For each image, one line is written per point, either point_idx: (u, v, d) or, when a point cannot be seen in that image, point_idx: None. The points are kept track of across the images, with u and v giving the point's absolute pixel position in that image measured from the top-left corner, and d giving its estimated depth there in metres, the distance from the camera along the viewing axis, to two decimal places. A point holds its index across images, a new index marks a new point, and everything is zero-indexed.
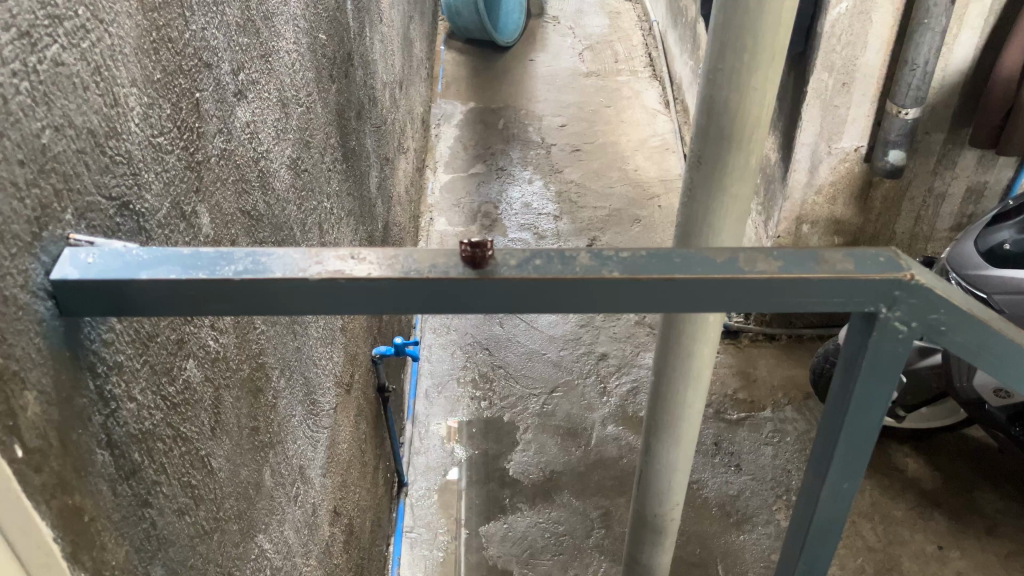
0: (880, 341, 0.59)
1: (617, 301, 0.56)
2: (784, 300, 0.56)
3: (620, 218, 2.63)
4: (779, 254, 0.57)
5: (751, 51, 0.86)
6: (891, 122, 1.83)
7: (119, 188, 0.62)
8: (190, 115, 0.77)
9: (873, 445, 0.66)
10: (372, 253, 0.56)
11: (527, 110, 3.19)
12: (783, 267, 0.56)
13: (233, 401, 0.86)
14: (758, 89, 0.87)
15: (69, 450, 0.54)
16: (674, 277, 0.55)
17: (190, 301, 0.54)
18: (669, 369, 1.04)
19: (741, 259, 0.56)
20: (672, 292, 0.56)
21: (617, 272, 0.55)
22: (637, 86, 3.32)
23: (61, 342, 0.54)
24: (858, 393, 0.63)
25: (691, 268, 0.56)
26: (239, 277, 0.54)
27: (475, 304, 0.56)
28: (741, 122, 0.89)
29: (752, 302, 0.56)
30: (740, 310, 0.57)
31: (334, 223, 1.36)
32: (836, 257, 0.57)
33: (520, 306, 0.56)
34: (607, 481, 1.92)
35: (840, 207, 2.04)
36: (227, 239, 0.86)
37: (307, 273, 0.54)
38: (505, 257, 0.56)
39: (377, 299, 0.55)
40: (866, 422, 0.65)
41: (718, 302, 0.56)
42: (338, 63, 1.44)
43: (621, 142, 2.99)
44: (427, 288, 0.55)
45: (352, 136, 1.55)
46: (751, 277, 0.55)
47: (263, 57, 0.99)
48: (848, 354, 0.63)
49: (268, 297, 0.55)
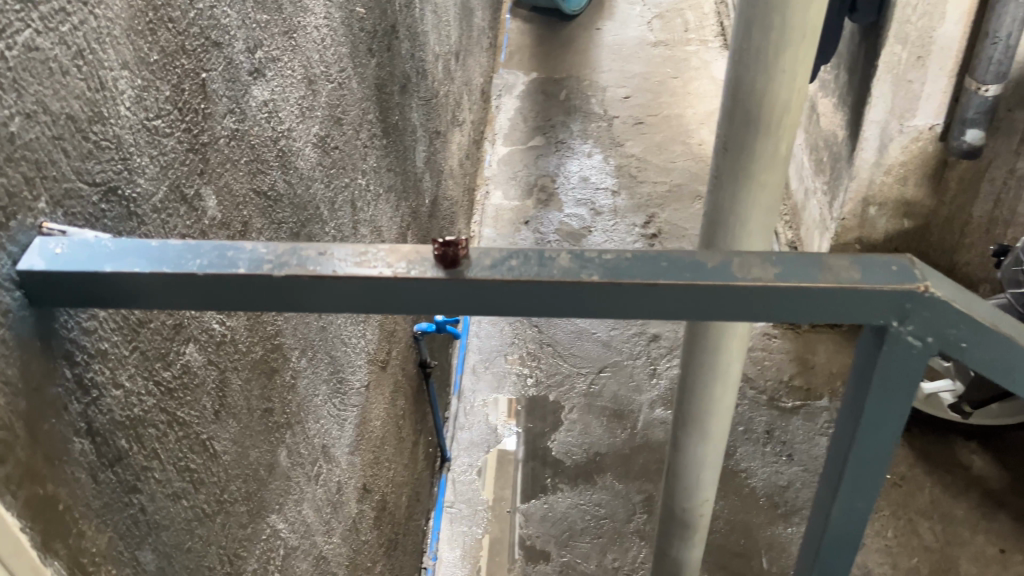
0: (891, 355, 0.54)
1: (597, 305, 0.52)
2: (783, 310, 0.52)
3: (680, 195, 2.56)
4: (778, 258, 0.52)
5: (779, 31, 0.80)
6: (969, 99, 1.71)
7: (103, 173, 0.61)
8: (195, 96, 0.75)
9: (888, 464, 0.61)
10: (342, 249, 0.54)
11: (591, 81, 3.12)
12: (781, 275, 0.51)
13: (241, 383, 0.85)
14: (786, 71, 0.82)
15: (39, 439, 0.54)
16: (657, 284, 0.51)
17: (155, 295, 0.53)
18: (696, 362, 1.00)
19: (734, 264, 0.52)
20: (657, 299, 0.52)
21: (597, 276, 0.51)
22: (706, 56, 3.22)
23: (30, 332, 0.54)
24: (868, 408, 0.58)
25: (678, 274, 0.52)
26: (202, 271, 0.52)
27: (447, 307, 0.53)
28: (768, 106, 0.84)
29: (747, 310, 0.52)
30: (731, 319, 0.53)
31: (370, 200, 1.35)
32: (842, 262, 0.52)
33: (495, 308, 0.53)
34: (652, 465, 1.90)
35: (911, 188, 1.94)
36: (237, 221, 0.85)
37: (272, 269, 0.52)
38: (481, 256, 0.53)
39: (345, 299, 0.53)
40: (880, 438, 0.59)
41: (707, 311, 0.52)
42: (379, 36, 1.42)
43: (687, 114, 2.91)
44: (397, 289, 0.52)
45: (394, 111, 1.53)
46: (742, 286, 0.51)
47: (287, 33, 0.98)
48: (860, 366, 0.58)
49: (234, 292, 0.53)
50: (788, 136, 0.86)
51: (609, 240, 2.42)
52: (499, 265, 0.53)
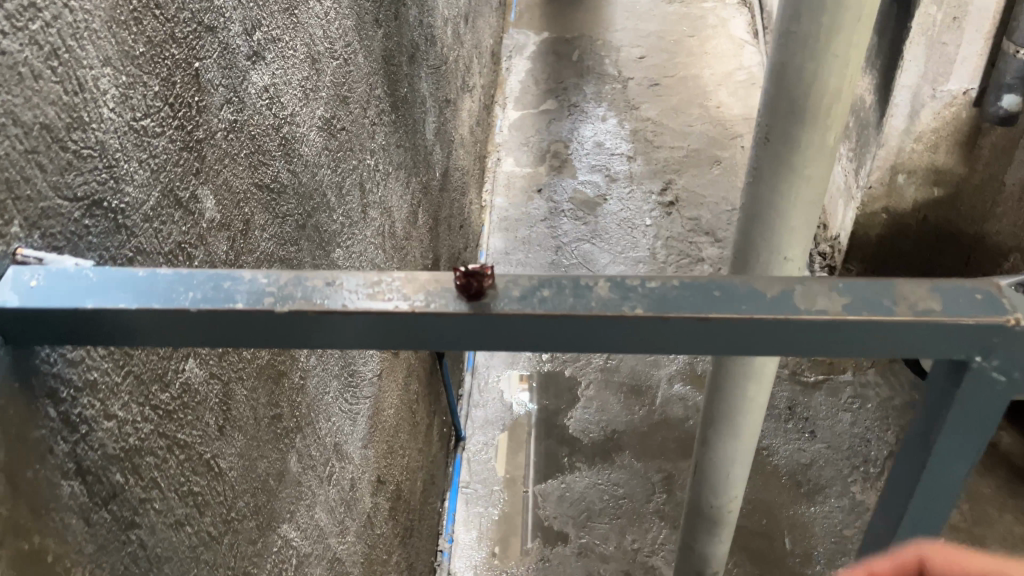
0: (971, 393, 0.48)
1: (639, 341, 0.47)
2: (853, 345, 0.46)
3: (698, 160, 2.48)
4: (847, 287, 0.46)
5: (830, 17, 0.82)
6: (1007, 62, 1.62)
7: (87, 185, 0.55)
8: (188, 89, 0.69)
9: (956, 501, 0.55)
10: (352, 279, 0.48)
11: (604, 40, 3.02)
12: (852, 308, 0.45)
13: (247, 393, 0.80)
14: (836, 59, 0.83)
15: (21, 491, 0.49)
16: (711, 319, 0.45)
17: (143, 334, 0.47)
18: (729, 368, 0.95)
19: (797, 293, 0.46)
20: (710, 334, 0.46)
21: (641, 309, 0.45)
22: (723, 13, 3.11)
23: (8, 374, 0.48)
24: (940, 444, 0.52)
25: (734, 305, 0.45)
26: (196, 308, 0.46)
27: (470, 344, 0.48)
28: (815, 94, 0.86)
29: (812, 346, 0.46)
30: (794, 354, 0.47)
31: (378, 181, 1.29)
32: (921, 292, 0.46)
33: (524, 343, 0.48)
34: (670, 443, 1.87)
35: (941, 155, 1.87)
36: (239, 220, 0.78)
37: (273, 304, 0.46)
38: (506, 285, 0.47)
39: (357, 334, 0.47)
40: (950, 474, 0.54)
41: (768, 345, 0.46)
42: (386, 5, 1.34)
43: (704, 74, 2.82)
44: (416, 325, 0.47)
45: (403, 84, 1.46)
46: (809, 320, 0.45)
47: (288, 10, 0.90)
48: (931, 399, 0.52)
49: (228, 330, 0.47)
50: (832, 124, 0.88)
51: (625, 208, 2.36)
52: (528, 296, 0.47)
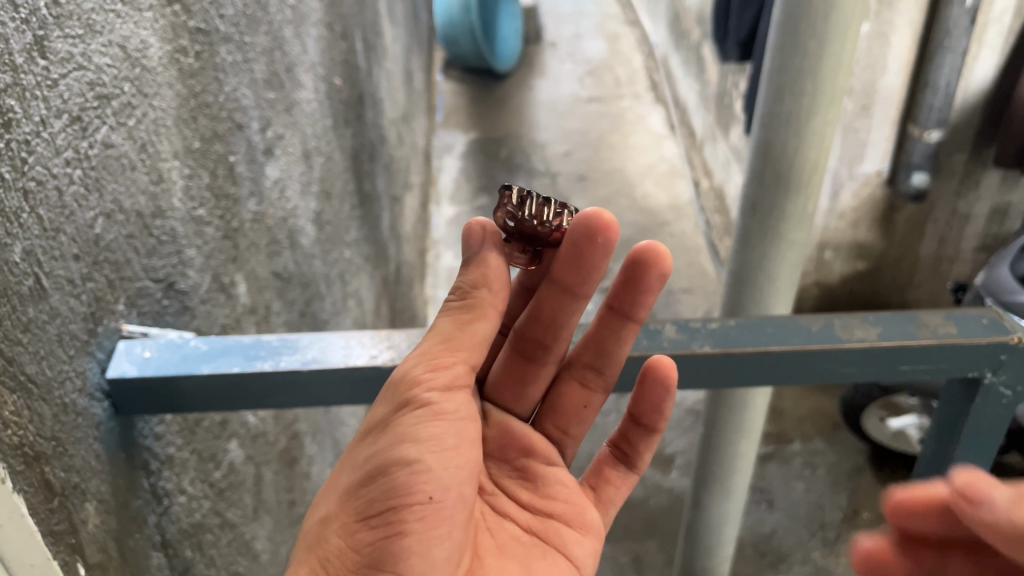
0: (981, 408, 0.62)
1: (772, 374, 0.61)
2: (901, 361, 0.60)
3: (632, 246, 2.63)
4: (874, 319, 0.62)
5: (810, 95, 0.86)
6: (914, 145, 1.73)
7: (165, 269, 0.58)
8: (226, 181, 0.73)
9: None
10: (369, 335, 0.61)
11: (529, 138, 3.25)
12: (884, 335, 0.60)
13: (272, 476, 0.81)
14: (816, 133, 0.88)
15: (126, 558, 0.50)
16: (771, 350, 0.60)
17: (247, 393, 0.56)
18: (721, 422, 1.02)
19: (837, 326, 0.62)
20: (770, 362, 0.60)
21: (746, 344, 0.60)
22: (640, 110, 3.45)
23: (116, 444, 0.50)
24: None
25: (832, 339, 0.60)
26: (307, 368, 0.56)
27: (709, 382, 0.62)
28: (799, 168, 0.89)
29: (854, 370, 0.61)
30: (866, 376, 0.62)
31: (354, 271, 1.33)
32: (937, 321, 0.61)
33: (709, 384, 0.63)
34: (635, 525, 1.68)
35: (862, 232, 1.96)
36: (262, 305, 0.82)
37: (379, 360, 0.58)
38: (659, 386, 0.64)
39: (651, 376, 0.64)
40: None
41: (835, 374, 0.61)
42: (352, 106, 1.42)
43: (631, 168, 3.06)
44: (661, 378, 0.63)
45: (366, 179, 1.53)
46: (851, 344, 0.60)
47: (288, 110, 0.96)
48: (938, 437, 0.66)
49: (317, 389, 0.58)
50: (814, 195, 0.91)
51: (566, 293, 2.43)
52: (658, 333, 0.63)
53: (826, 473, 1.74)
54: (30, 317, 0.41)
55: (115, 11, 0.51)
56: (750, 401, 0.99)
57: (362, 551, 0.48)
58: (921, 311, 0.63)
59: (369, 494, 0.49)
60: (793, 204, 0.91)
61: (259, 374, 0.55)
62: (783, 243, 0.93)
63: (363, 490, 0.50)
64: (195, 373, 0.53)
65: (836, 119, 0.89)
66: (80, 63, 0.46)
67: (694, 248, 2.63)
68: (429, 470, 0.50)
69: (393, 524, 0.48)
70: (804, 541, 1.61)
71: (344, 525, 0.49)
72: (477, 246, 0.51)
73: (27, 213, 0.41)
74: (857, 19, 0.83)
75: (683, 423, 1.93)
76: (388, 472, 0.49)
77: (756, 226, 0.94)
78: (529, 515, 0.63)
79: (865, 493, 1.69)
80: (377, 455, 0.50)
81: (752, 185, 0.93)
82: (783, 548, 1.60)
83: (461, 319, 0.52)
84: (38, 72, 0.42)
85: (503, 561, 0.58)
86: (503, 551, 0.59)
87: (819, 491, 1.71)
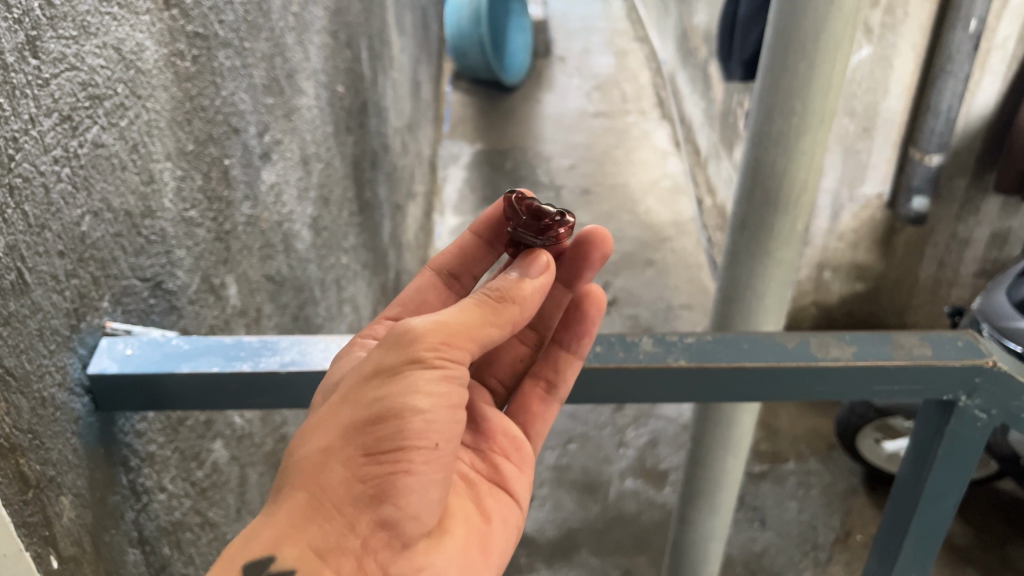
0: (957, 429, 0.62)
1: (744, 387, 0.62)
2: (872, 381, 0.61)
3: (633, 261, 2.64)
4: (850, 338, 0.63)
5: (800, 115, 0.87)
6: (914, 168, 1.73)
7: (152, 268, 0.59)
8: (220, 183, 0.74)
9: (955, 508, 0.66)
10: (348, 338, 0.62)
11: (534, 151, 3.26)
12: (857, 354, 0.61)
13: (257, 478, 0.81)
14: (806, 153, 0.89)
15: (102, 553, 0.51)
16: (744, 366, 0.61)
17: (228, 392, 0.56)
18: (708, 439, 1.02)
19: (813, 343, 0.62)
20: (745, 378, 0.61)
21: (724, 361, 0.61)
22: (645, 126, 3.46)
23: (96, 439, 0.50)
24: (917, 514, 0.66)
25: (806, 355, 0.61)
26: (285, 369, 0.57)
27: (688, 390, 0.62)
28: (789, 186, 0.90)
29: (829, 388, 0.62)
30: (839, 394, 0.62)
31: (350, 277, 1.33)
32: (912, 342, 0.62)
33: (690, 393, 0.62)
34: (626, 539, 1.67)
35: (861, 254, 1.96)
36: (252, 307, 0.83)
37: None
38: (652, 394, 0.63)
39: (639, 389, 0.63)
40: (929, 539, 0.68)
41: (807, 389, 0.62)
42: (355, 114, 1.43)
43: (634, 183, 3.06)
44: (652, 379, 0.62)
45: (367, 187, 1.54)
46: (827, 362, 0.60)
47: (287, 115, 0.97)
48: (915, 455, 0.66)
49: (295, 391, 0.58)
50: (804, 213, 0.92)
51: None
52: (634, 346, 0.63)
53: (819, 494, 1.74)
54: (11, 311, 0.42)
55: (111, 14, 0.52)
56: (738, 417, 1.00)
57: (367, 485, 0.48)
58: (898, 332, 0.64)
59: (379, 433, 0.48)
60: (781, 223, 0.92)
61: (240, 374, 0.56)
62: (771, 261, 0.93)
63: (371, 429, 0.48)
64: (174, 370, 0.54)
65: (826, 140, 0.89)
66: (72, 63, 0.47)
67: (694, 265, 2.63)
68: (437, 420, 0.49)
69: (400, 468, 0.48)
70: (795, 562, 1.60)
71: (347, 460, 0.48)
72: (535, 277, 0.52)
73: (11, 209, 0.42)
74: (849, 41, 0.84)
75: (677, 440, 1.93)
76: (402, 419, 0.47)
77: (745, 243, 0.94)
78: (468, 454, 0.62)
79: (858, 515, 1.68)
80: (385, 401, 0.48)
81: (742, 203, 0.94)
82: (774, 567, 1.59)
83: (489, 311, 0.51)
84: (29, 71, 0.43)
85: (462, 499, 0.59)
86: (462, 491, 0.59)
87: (811, 511, 1.70)
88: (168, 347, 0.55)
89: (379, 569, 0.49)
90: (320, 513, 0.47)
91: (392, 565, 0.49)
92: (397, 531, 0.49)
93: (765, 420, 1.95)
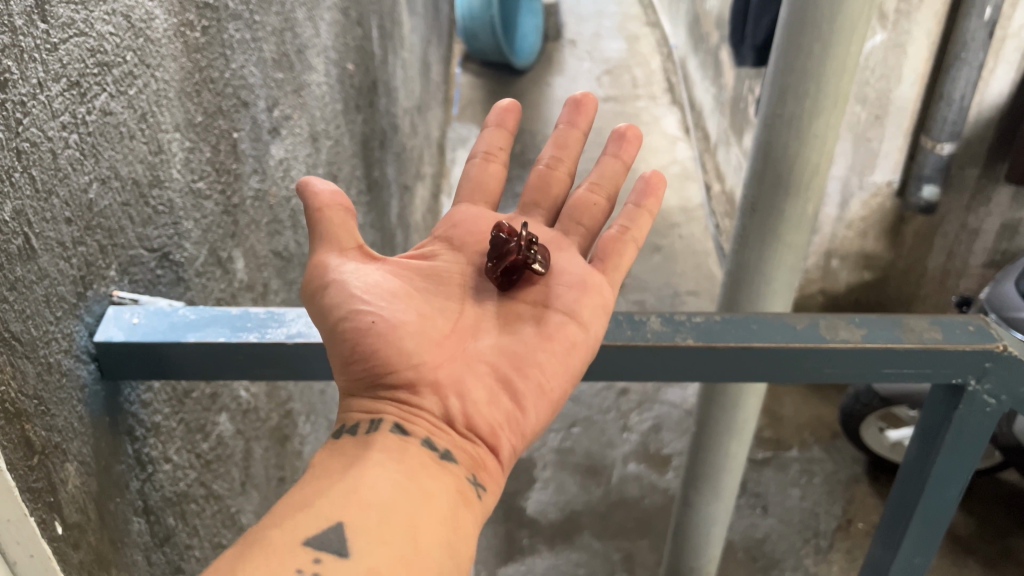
0: (965, 415, 0.62)
1: (749, 369, 0.62)
2: (882, 363, 0.61)
3: (640, 247, 2.63)
4: (860, 321, 0.62)
5: (813, 97, 0.86)
6: (926, 157, 1.72)
7: (160, 239, 0.59)
8: (228, 157, 0.73)
9: (961, 495, 0.66)
10: None
11: (543, 134, 3.24)
12: (866, 336, 0.61)
13: (262, 452, 0.82)
14: (818, 136, 0.88)
15: (106, 521, 0.51)
16: (753, 345, 0.60)
17: (234, 362, 0.56)
18: (711, 423, 1.02)
19: (822, 325, 0.62)
20: (753, 358, 0.61)
21: (731, 341, 0.61)
22: (656, 112, 3.44)
23: (102, 407, 0.50)
24: (923, 499, 0.66)
25: (812, 336, 0.61)
26: (292, 341, 0.57)
27: (695, 367, 0.62)
28: (800, 171, 0.90)
29: (838, 370, 0.61)
30: (848, 374, 0.62)
31: None
32: (923, 325, 0.62)
33: (699, 370, 0.62)
34: (628, 523, 1.67)
35: (870, 242, 1.95)
36: (260, 283, 0.83)
37: None
38: (658, 370, 0.63)
39: (644, 366, 0.62)
40: (936, 524, 0.68)
41: (813, 370, 0.62)
42: (364, 92, 1.43)
43: (642, 168, 3.05)
44: (658, 356, 0.61)
45: (376, 166, 1.54)
46: (834, 343, 0.60)
47: (296, 91, 0.97)
48: (924, 436, 0.66)
49: (300, 362, 0.58)
50: (814, 198, 0.91)
51: None
52: (643, 325, 0.63)
53: (821, 482, 1.74)
54: (17, 276, 0.42)
55: None
56: (743, 402, 0.99)
57: (360, 364, 0.55)
58: (908, 315, 0.63)
59: (334, 335, 0.56)
60: (792, 207, 0.91)
61: (246, 345, 0.56)
62: (780, 245, 0.93)
63: (330, 339, 0.56)
64: (181, 340, 0.54)
65: (839, 123, 0.88)
66: (81, 29, 0.47)
67: (702, 252, 2.62)
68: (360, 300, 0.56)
69: (361, 338, 0.55)
70: (796, 549, 1.61)
71: (338, 362, 0.56)
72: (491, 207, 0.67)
73: (19, 172, 0.42)
74: (864, 23, 0.83)
75: (681, 425, 1.93)
76: (333, 320, 0.56)
77: (755, 227, 0.94)
78: (538, 288, 0.65)
79: (860, 504, 1.68)
80: (322, 321, 0.56)
81: (752, 186, 0.93)
82: (775, 553, 1.60)
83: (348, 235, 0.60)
84: (38, 35, 0.43)
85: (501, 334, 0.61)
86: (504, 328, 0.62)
87: (814, 499, 1.70)
88: (175, 318, 0.55)
89: (418, 401, 0.54)
90: (357, 397, 0.55)
91: (429, 398, 0.54)
92: (415, 368, 0.55)
93: (769, 407, 1.95)
